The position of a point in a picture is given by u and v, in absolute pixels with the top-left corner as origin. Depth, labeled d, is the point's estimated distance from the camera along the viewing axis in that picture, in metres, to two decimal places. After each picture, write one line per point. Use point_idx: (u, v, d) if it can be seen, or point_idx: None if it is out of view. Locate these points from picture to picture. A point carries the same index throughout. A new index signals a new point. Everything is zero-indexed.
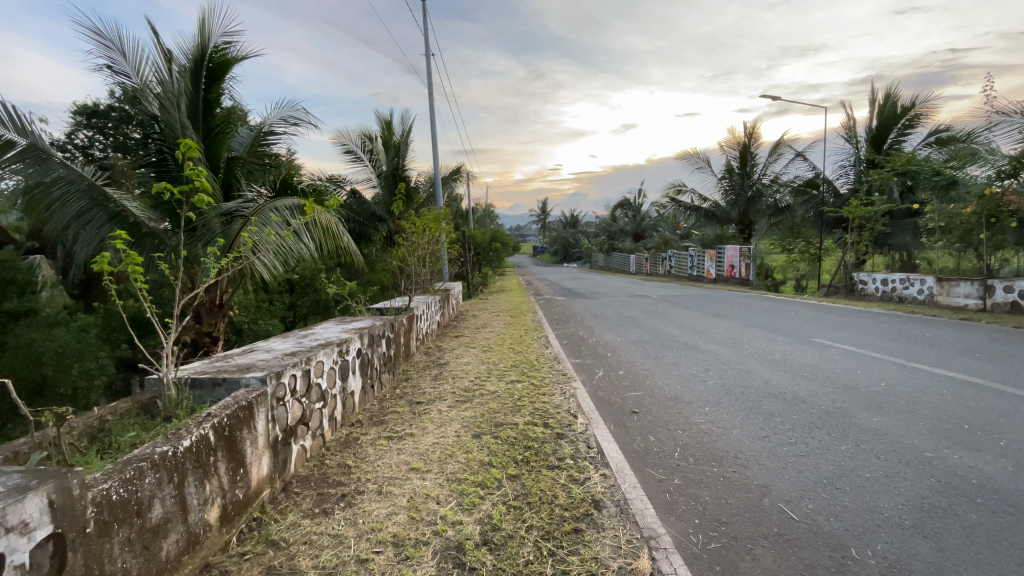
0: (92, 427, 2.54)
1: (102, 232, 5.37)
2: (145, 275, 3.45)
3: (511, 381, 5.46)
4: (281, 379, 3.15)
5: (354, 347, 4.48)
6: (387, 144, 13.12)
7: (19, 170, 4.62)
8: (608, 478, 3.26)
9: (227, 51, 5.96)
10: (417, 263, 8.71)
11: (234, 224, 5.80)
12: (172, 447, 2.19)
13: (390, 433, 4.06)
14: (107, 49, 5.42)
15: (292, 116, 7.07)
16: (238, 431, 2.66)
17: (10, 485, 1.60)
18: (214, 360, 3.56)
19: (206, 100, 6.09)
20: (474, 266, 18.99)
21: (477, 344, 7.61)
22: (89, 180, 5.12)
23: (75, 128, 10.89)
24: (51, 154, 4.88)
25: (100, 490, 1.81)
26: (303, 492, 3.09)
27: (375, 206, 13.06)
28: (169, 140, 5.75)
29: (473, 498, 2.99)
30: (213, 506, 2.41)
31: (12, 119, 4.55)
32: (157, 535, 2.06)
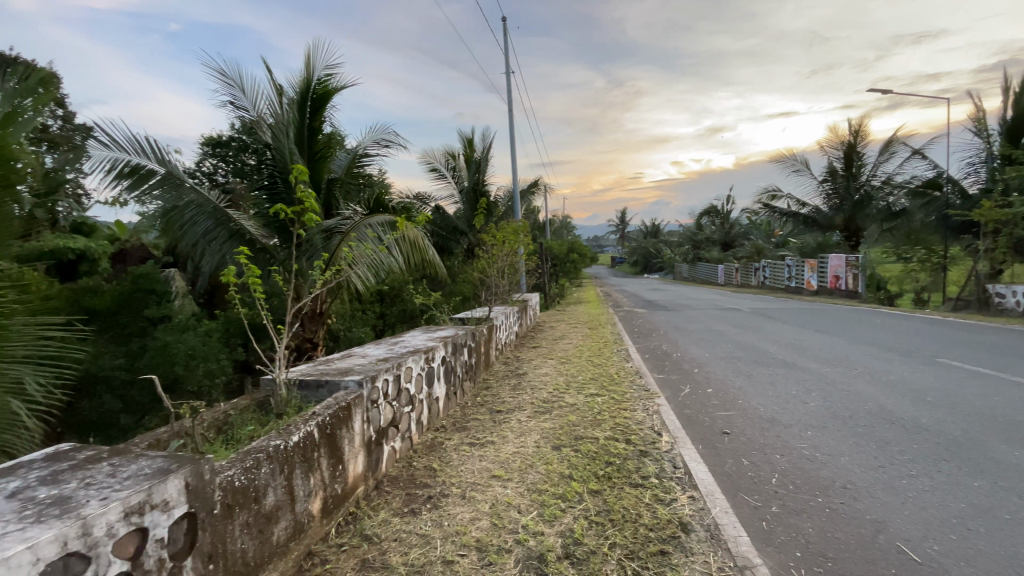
0: (219, 420, 2.87)
1: (225, 248, 6.09)
2: (262, 286, 3.85)
3: (590, 394, 5.38)
4: (376, 382, 3.38)
5: (439, 354, 4.69)
6: (469, 160, 13.65)
7: (159, 196, 5.44)
8: (697, 501, 3.10)
9: (329, 82, 6.49)
10: (497, 274, 8.93)
11: (334, 240, 6.34)
12: (284, 441, 2.42)
13: (473, 439, 4.18)
14: (230, 87, 6.21)
15: (384, 137, 7.57)
16: (338, 429, 2.88)
17: (157, 466, 1.86)
18: (318, 363, 3.89)
19: (311, 128, 6.65)
20: (552, 277, 19.00)
21: (555, 356, 7.60)
22: (214, 204, 5.88)
23: (203, 158, 12.51)
24: (184, 180, 5.65)
25: (225, 476, 2.05)
26: (393, 490, 3.27)
27: (458, 219, 13.56)
28: (280, 165, 6.43)
29: (554, 510, 2.98)
30: (315, 499, 2.61)
31: (154, 152, 5.36)
32: (270, 521, 2.27)
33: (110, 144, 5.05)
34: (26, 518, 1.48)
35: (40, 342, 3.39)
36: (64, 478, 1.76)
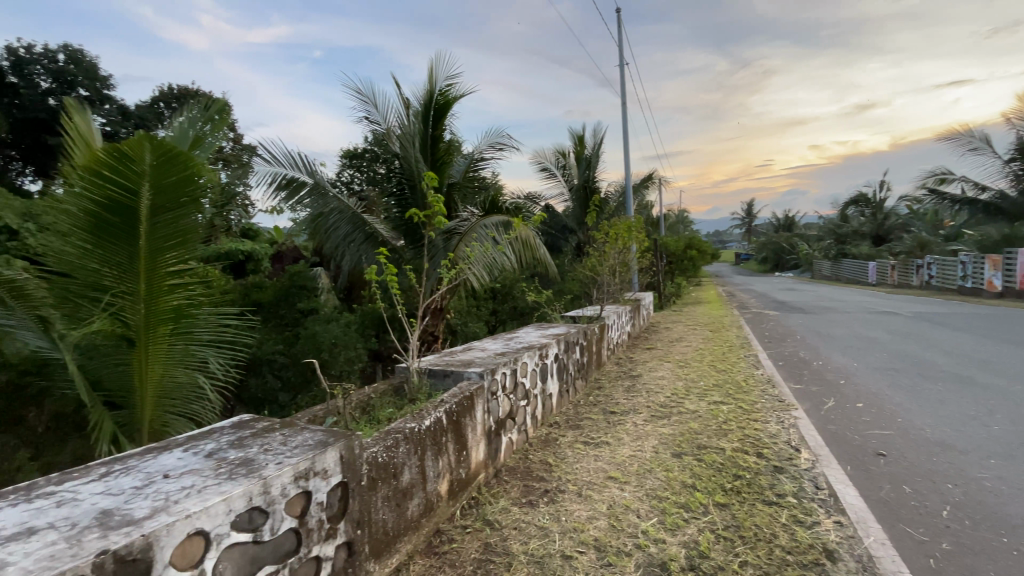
0: (363, 401, 3.21)
1: (362, 249, 6.75)
2: (396, 284, 4.23)
3: (714, 402, 5.03)
4: (495, 374, 3.53)
5: (553, 351, 4.74)
6: (579, 158, 13.58)
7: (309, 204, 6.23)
8: (845, 527, 2.75)
9: (449, 92, 6.88)
10: (610, 273, 8.78)
11: (453, 240, 6.72)
12: (417, 424, 2.64)
13: (587, 438, 4.16)
14: (365, 104, 6.89)
15: (499, 141, 7.84)
16: (463, 417, 3.06)
17: (318, 439, 2.12)
18: (443, 354, 4.17)
19: (433, 136, 7.06)
20: (667, 275, 18.14)
21: (672, 359, 7.22)
22: (354, 210, 6.58)
23: (343, 168, 14.06)
24: (328, 190, 6.41)
25: (371, 452, 2.29)
26: (512, 481, 3.38)
27: (568, 217, 13.55)
28: (407, 174, 6.99)
29: (676, 519, 2.85)
30: (443, 480, 2.81)
31: (304, 165, 6.17)
32: (406, 496, 2.50)
33: (272, 161, 5.91)
34: (222, 474, 1.77)
35: (220, 326, 4.10)
36: (248, 443, 2.08)
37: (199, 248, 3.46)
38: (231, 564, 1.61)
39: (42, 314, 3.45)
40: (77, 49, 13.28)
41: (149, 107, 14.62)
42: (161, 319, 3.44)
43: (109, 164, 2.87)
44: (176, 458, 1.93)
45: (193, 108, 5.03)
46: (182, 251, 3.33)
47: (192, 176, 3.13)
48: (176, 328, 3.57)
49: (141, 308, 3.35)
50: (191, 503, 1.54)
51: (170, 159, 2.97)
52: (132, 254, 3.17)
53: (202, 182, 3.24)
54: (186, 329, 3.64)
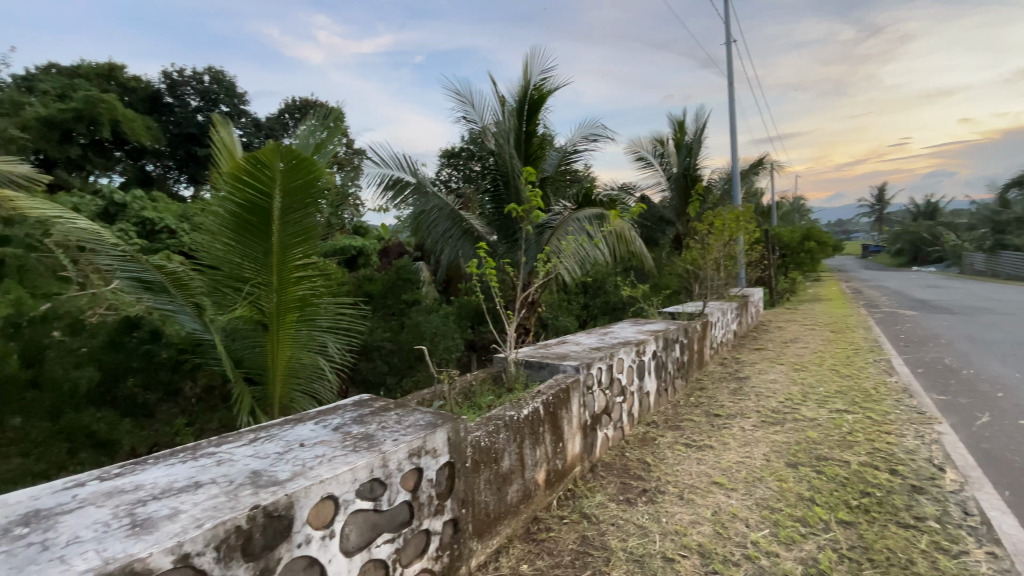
0: (466, 388, 3.37)
1: (460, 244, 7.02)
2: (495, 278, 4.35)
3: (836, 410, 4.53)
4: (591, 369, 3.51)
5: (651, 348, 4.59)
6: (679, 145, 12.91)
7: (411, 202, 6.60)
8: (1003, 561, 2.35)
9: (543, 86, 6.87)
10: (713, 267, 8.26)
11: (546, 234, 6.73)
12: (517, 413, 2.72)
13: (688, 440, 3.97)
14: (462, 103, 7.15)
15: (593, 132, 7.70)
16: (559, 409, 3.09)
17: (428, 420, 2.27)
18: (538, 347, 4.22)
19: (527, 132, 7.10)
20: (778, 270, 16.63)
21: (786, 362, 6.61)
22: (451, 207, 6.88)
23: (441, 167, 14.73)
24: (429, 188, 6.75)
25: (474, 436, 2.40)
26: (609, 477, 3.34)
27: (667, 208, 12.94)
28: (502, 170, 7.07)
29: (791, 533, 2.63)
30: (540, 469, 2.86)
31: (407, 165, 6.56)
32: (506, 481, 2.58)
33: (380, 164, 6.35)
34: (347, 446, 1.96)
35: (338, 315, 4.54)
36: (367, 420, 2.29)
37: (320, 244, 3.86)
38: (356, 527, 1.78)
39: (196, 301, 4.03)
40: (220, 70, 15.29)
41: (276, 118, 16.37)
42: (290, 308, 3.88)
43: (249, 171, 3.29)
44: (309, 429, 2.17)
45: (313, 118, 5.56)
46: (306, 246, 3.74)
47: (313, 179, 3.48)
48: (301, 315, 4.01)
49: (274, 298, 3.80)
50: (324, 470, 1.73)
51: (297, 165, 3.32)
52: (267, 250, 3.61)
53: (322, 185, 3.61)
54: (310, 317, 4.09)
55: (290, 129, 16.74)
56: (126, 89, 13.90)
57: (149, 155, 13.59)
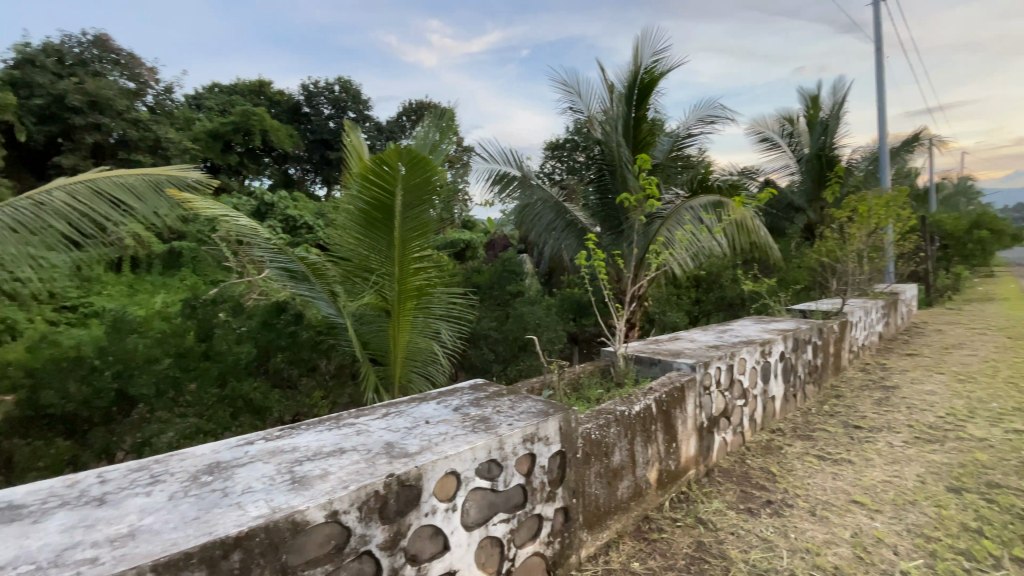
0: (575, 379, 3.37)
1: (565, 236, 6.97)
2: (606, 270, 4.28)
3: (1018, 431, 3.77)
4: (709, 368, 3.30)
5: (778, 349, 4.19)
6: (812, 123, 11.63)
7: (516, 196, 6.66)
8: None
9: (655, 69, 6.40)
10: (853, 260, 7.28)
11: (654, 225, 6.38)
12: (628, 408, 2.66)
13: (821, 452, 3.57)
14: (569, 93, 7.08)
15: (709, 114, 7.17)
16: (673, 408, 2.96)
17: (540, 408, 2.31)
18: (650, 342, 4.07)
19: (636, 119, 6.67)
20: (937, 264, 14.19)
21: (948, 370, 5.64)
22: (556, 199, 6.88)
23: (547, 160, 14.77)
24: (533, 181, 6.80)
25: (586, 428, 2.39)
26: (727, 484, 3.13)
27: (796, 193, 11.67)
28: (608, 159, 6.76)
29: (953, 567, 2.27)
30: (652, 468, 2.77)
31: (513, 160, 6.68)
32: (617, 476, 2.54)
33: (489, 159, 6.55)
34: (467, 427, 2.07)
35: (450, 303, 4.80)
36: (484, 403, 2.40)
37: (434, 237, 4.11)
38: (475, 504, 1.88)
39: (332, 289, 4.45)
40: (348, 80, 16.82)
41: (395, 121, 17.61)
42: (408, 296, 4.18)
43: (375, 172, 3.56)
44: (432, 408, 2.33)
45: (427, 119, 5.85)
46: (422, 239, 4.01)
47: (430, 176, 3.70)
48: (418, 302, 4.32)
49: (395, 287, 4.12)
50: (448, 447, 1.85)
51: (415, 164, 3.55)
52: (390, 243, 3.92)
53: (438, 182, 3.83)
54: (425, 305, 4.39)
55: (407, 130, 17.90)
56: (273, 103, 15.87)
57: (291, 160, 15.41)
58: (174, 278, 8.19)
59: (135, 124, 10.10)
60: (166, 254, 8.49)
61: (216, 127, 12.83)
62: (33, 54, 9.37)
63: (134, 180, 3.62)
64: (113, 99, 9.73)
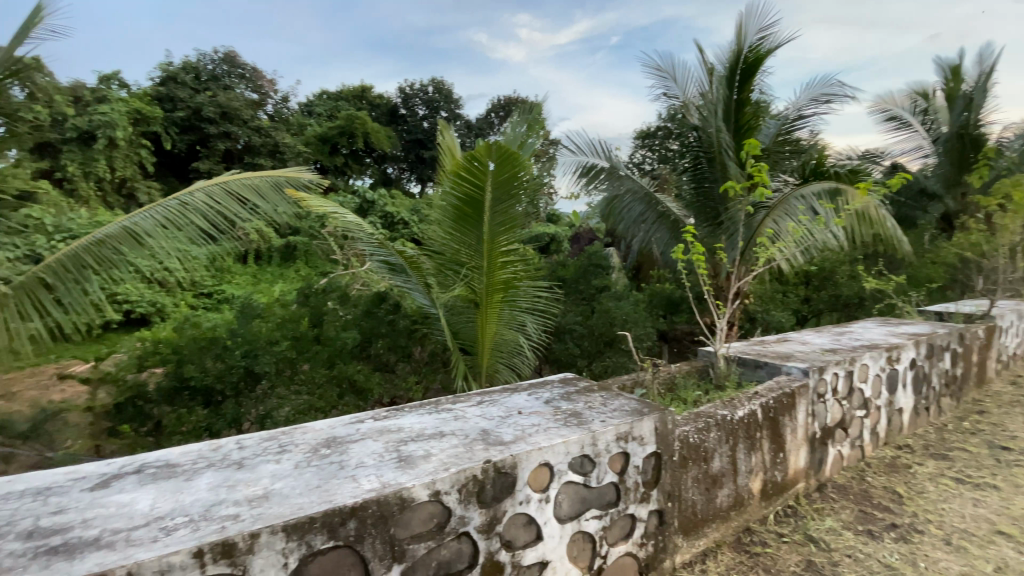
0: (670, 379, 3.23)
1: (656, 229, 6.66)
2: (706, 264, 4.04)
3: None
4: (824, 374, 3.00)
5: (907, 356, 3.70)
6: (951, 97, 10.04)
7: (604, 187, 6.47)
8: None
9: (761, 46, 5.85)
10: (1006, 255, 6.23)
11: (758, 217, 5.89)
12: (730, 413, 2.50)
13: (960, 474, 3.12)
14: (663, 79, 6.76)
15: (824, 93, 6.47)
16: (780, 415, 2.73)
17: (634, 407, 2.24)
18: (753, 343, 3.80)
19: (738, 101, 6.14)
20: None
21: None
22: (647, 190, 6.59)
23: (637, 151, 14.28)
24: (622, 171, 6.58)
25: (683, 430, 2.29)
26: (842, 501, 2.83)
27: (930, 179, 10.18)
28: (706, 146, 6.34)
29: None
30: (755, 478, 2.59)
31: (601, 151, 6.51)
32: (715, 483, 2.41)
33: (576, 151, 6.44)
34: (560, 420, 2.08)
35: (536, 297, 4.81)
36: (576, 398, 2.38)
37: (522, 232, 4.16)
38: (568, 498, 1.88)
39: (426, 280, 4.61)
40: (441, 80, 17.48)
41: (484, 117, 18.01)
42: (495, 289, 4.27)
43: (466, 169, 3.68)
44: (525, 399, 2.36)
45: (515, 114, 5.91)
46: (511, 234, 4.07)
47: (519, 171, 3.74)
48: (506, 295, 4.39)
49: (483, 280, 4.22)
50: (541, 439, 1.86)
51: (504, 158, 3.61)
52: (479, 237, 4.02)
53: (527, 177, 3.87)
54: (511, 298, 4.46)
55: (495, 126, 18.23)
56: (372, 106, 16.96)
57: (389, 160, 16.35)
58: (290, 270, 9.09)
59: (258, 131, 11.31)
60: (283, 249, 9.41)
61: (324, 131, 13.99)
62: (178, 74, 10.82)
63: (259, 182, 4.03)
64: (240, 110, 10.98)
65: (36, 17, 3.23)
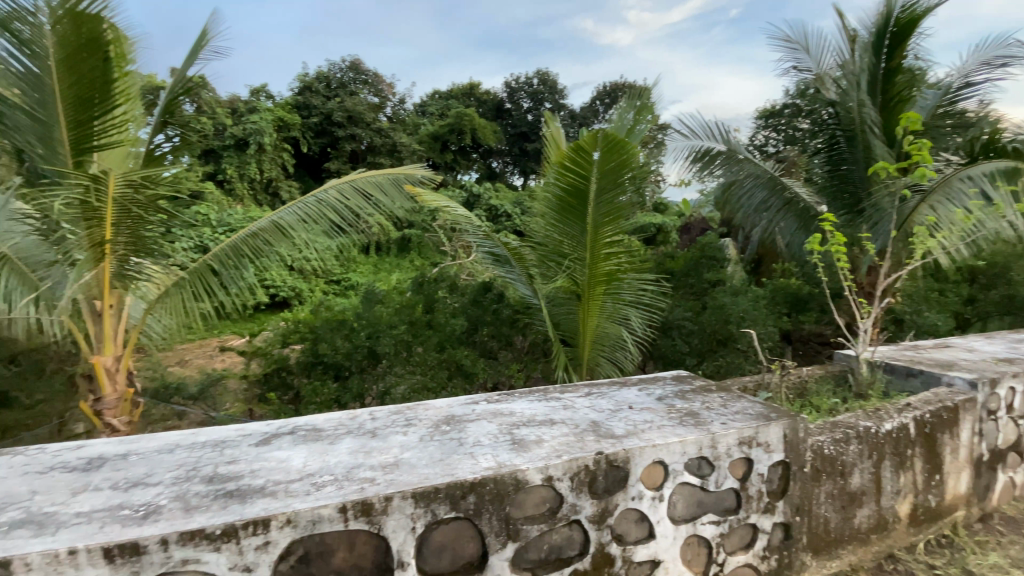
0: (799, 383, 2.94)
1: (779, 218, 6.04)
2: (846, 257, 3.60)
3: None
4: (998, 389, 2.54)
5: None
6: None
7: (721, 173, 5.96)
8: None
9: (917, 5, 4.98)
10: None
11: (912, 204, 5.05)
12: (875, 425, 2.21)
13: None
14: (793, 51, 6.10)
15: (1003, 53, 5.39)
16: (938, 432, 2.36)
17: (759, 411, 2.07)
18: (902, 347, 3.31)
19: (887, 70, 5.33)
20: None
21: None
22: (771, 174, 5.98)
23: None
24: (742, 154, 6.01)
25: (817, 440, 2.07)
26: (1015, 537, 2.39)
27: None
28: (844, 124, 5.59)
29: None
30: (903, 500, 2.27)
31: (718, 133, 5.99)
32: (853, 502, 2.15)
33: (690, 135, 6.00)
34: (675, 418, 1.99)
35: (641, 290, 4.65)
36: (692, 396, 2.26)
37: (628, 222, 4.04)
38: (684, 499, 1.81)
39: (528, 272, 4.64)
40: (546, 71, 17.48)
41: (589, 106, 17.70)
42: (598, 281, 4.20)
43: (571, 159, 3.66)
44: (635, 394, 2.30)
45: (623, 101, 5.73)
46: (616, 225, 3.97)
47: (626, 160, 3.63)
48: (608, 288, 4.31)
49: (586, 271, 4.18)
50: (656, 436, 1.79)
51: (612, 147, 3.52)
52: (583, 229, 3.97)
53: (634, 166, 3.74)
54: (615, 290, 4.36)
55: (601, 114, 17.82)
56: (480, 102, 17.48)
57: (494, 154, 16.77)
58: (404, 260, 9.74)
59: (379, 132, 12.26)
60: (399, 241, 10.09)
61: (436, 129, 14.76)
62: (313, 83, 12.05)
63: (379, 179, 4.34)
64: (364, 113, 11.98)
65: (204, 40, 3.79)
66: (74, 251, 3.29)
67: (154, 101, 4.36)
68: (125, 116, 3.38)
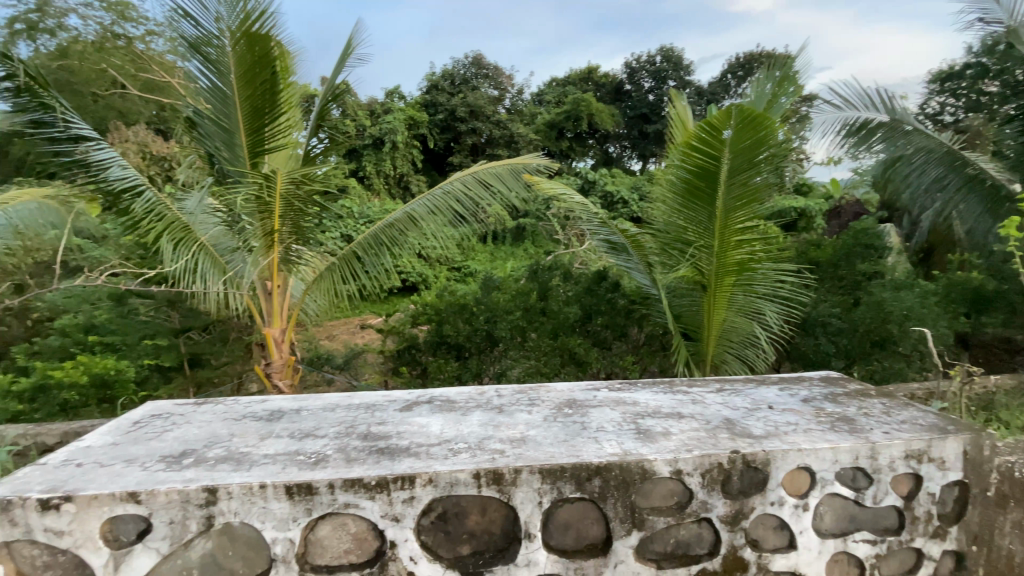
0: (986, 396, 2.46)
1: (958, 200, 5.00)
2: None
3: None
4: None
5: None
6: None
7: (881, 149, 5.15)
8: None
9: None
10: None
11: None
12: None
13: None
14: None
15: None
16: None
17: (931, 422, 1.78)
18: None
19: None
20: None
21: None
22: (948, 147, 5.02)
23: None
24: (911, 126, 5.12)
25: (1007, 460, 1.73)
26: None
27: None
28: None
29: None
30: None
31: (882, 100, 5.16)
32: None
33: (843, 105, 5.25)
34: (825, 423, 1.79)
35: (778, 282, 4.21)
36: (845, 401, 2.01)
37: (764, 206, 3.68)
38: (832, 510, 1.63)
39: (648, 260, 4.42)
40: (670, 48, 16.51)
41: (718, 81, 16.36)
42: (728, 271, 3.89)
43: (700, 138, 3.41)
44: (776, 394, 2.11)
45: (760, 74, 5.20)
46: (749, 208, 3.64)
47: (764, 136, 3.31)
48: (739, 278, 3.97)
49: (714, 260, 3.89)
50: (802, 440, 1.63)
51: (749, 123, 3.21)
52: (711, 214, 3.70)
53: (773, 143, 3.41)
54: (747, 281, 4.02)
55: (732, 89, 16.38)
56: (598, 87, 17.08)
57: (612, 139, 16.30)
58: (520, 249, 9.94)
59: (498, 124, 12.64)
60: (515, 230, 10.33)
61: (553, 118, 14.77)
62: (439, 81, 12.79)
63: (501, 169, 4.48)
64: (485, 106, 12.45)
65: (350, 49, 4.23)
66: (251, 239, 3.89)
67: (310, 107, 4.97)
68: (289, 123, 3.91)
